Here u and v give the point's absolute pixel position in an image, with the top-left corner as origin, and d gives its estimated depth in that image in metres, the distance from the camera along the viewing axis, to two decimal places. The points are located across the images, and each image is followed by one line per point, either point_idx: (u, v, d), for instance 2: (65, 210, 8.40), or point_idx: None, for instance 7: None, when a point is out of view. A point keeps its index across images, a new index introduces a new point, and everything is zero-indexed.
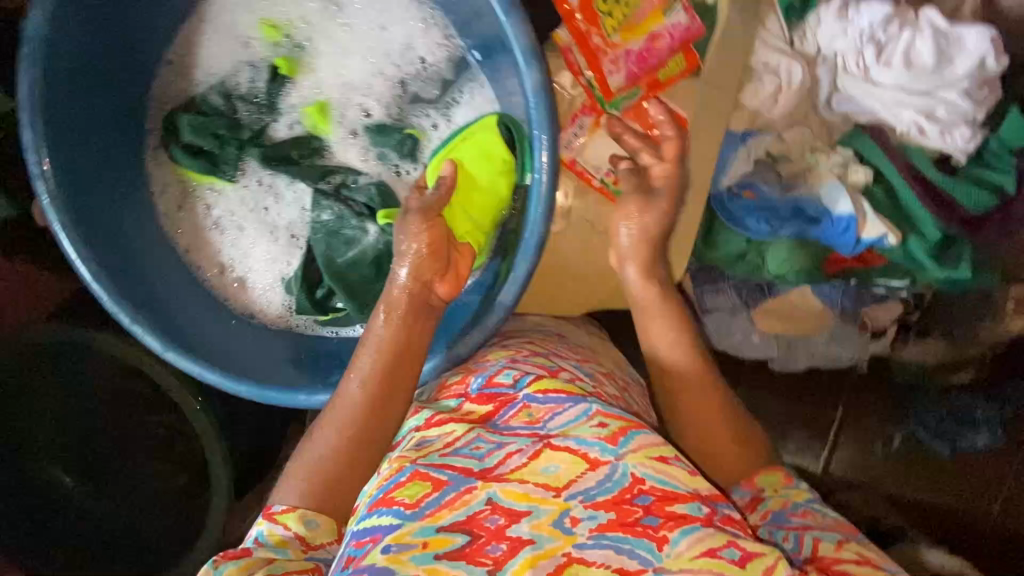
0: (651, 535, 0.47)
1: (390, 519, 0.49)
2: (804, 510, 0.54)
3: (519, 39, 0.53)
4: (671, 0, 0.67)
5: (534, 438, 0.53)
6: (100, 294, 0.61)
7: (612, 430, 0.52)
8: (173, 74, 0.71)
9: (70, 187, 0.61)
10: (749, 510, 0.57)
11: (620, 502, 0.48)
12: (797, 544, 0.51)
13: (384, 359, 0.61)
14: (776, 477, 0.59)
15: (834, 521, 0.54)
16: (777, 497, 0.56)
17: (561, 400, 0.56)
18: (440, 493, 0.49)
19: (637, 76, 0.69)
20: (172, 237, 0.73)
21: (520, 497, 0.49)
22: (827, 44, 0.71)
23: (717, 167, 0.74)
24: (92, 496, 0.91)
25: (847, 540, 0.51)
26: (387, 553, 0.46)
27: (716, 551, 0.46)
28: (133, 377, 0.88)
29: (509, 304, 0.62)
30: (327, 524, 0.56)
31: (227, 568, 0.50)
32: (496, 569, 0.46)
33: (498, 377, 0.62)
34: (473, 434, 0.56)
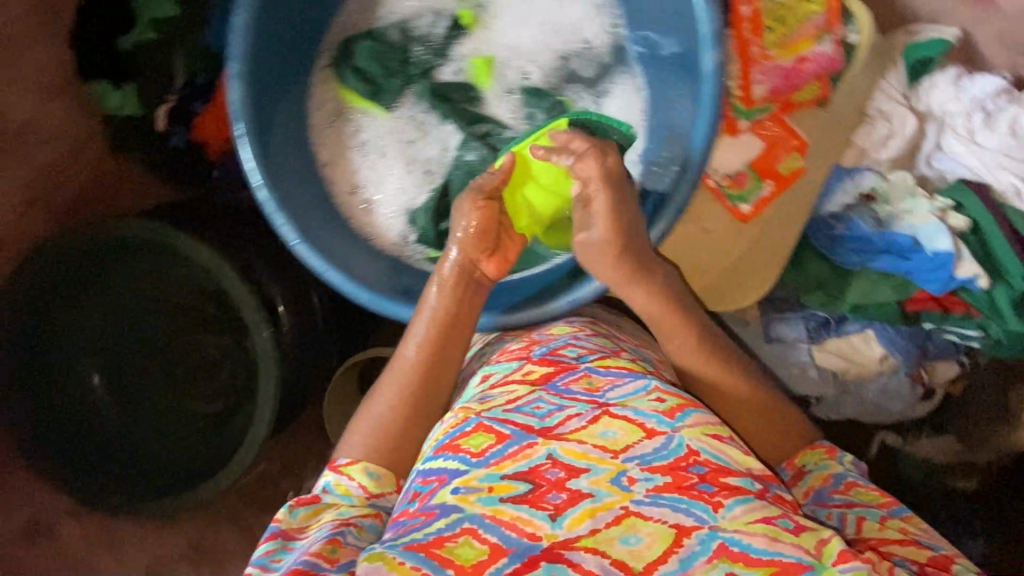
0: (707, 499, 0.49)
1: (455, 463, 0.54)
2: (846, 484, 0.60)
3: (711, 23, 0.61)
4: (822, 33, 0.76)
5: (594, 403, 0.57)
6: (253, 177, 0.67)
7: (669, 405, 0.57)
8: (359, 5, 0.79)
9: (255, 74, 0.67)
10: (794, 488, 0.62)
11: (676, 468, 0.52)
12: (841, 521, 0.56)
13: (437, 325, 0.69)
14: (816, 453, 0.64)
15: (875, 496, 0.58)
16: (819, 475, 0.62)
17: (620, 375, 0.62)
18: (503, 446, 0.54)
19: (778, 92, 0.76)
20: (318, 149, 0.78)
21: (578, 455, 0.53)
22: (940, 106, 0.79)
23: (820, 194, 0.82)
24: (109, 400, 1.11)
25: (889, 516, 0.56)
26: (456, 494, 0.51)
27: (771, 519, 0.49)
28: (201, 298, 1.11)
29: (641, 259, 0.68)
30: (388, 477, 0.62)
31: (300, 512, 0.57)
32: (556, 516, 0.49)
33: (562, 350, 0.68)
34: (534, 395, 0.60)
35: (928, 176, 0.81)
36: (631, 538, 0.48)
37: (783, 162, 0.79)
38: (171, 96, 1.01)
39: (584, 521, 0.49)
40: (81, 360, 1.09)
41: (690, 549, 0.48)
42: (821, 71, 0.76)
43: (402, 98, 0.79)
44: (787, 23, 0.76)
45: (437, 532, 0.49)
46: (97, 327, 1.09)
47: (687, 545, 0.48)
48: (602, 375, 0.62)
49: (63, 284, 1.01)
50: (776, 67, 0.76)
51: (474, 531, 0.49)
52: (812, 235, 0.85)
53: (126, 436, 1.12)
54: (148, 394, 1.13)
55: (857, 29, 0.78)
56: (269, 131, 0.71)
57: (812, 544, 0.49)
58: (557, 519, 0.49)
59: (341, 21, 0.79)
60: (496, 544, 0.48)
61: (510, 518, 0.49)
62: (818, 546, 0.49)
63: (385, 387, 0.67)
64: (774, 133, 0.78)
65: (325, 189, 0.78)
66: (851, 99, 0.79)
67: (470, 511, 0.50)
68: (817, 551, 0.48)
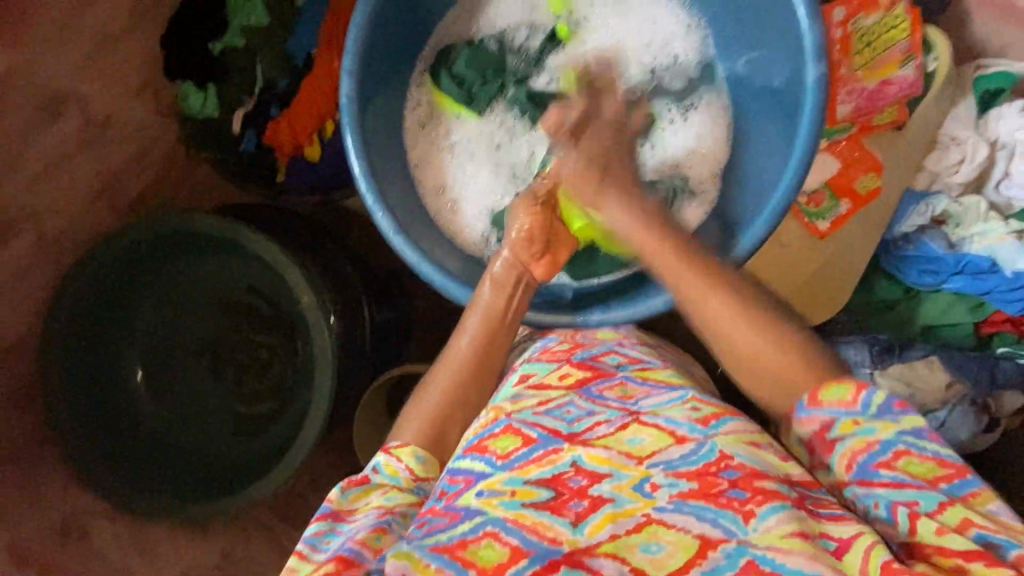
0: (736, 508, 0.48)
1: (481, 466, 0.54)
2: (897, 455, 0.51)
3: (816, 38, 0.67)
4: (907, 57, 0.80)
5: (624, 411, 0.59)
6: (354, 164, 0.75)
7: (704, 414, 0.57)
8: (460, 17, 0.88)
9: (364, 72, 0.76)
10: (832, 460, 0.54)
11: (704, 474, 0.51)
12: (891, 515, 0.49)
13: (486, 323, 0.69)
14: (846, 390, 0.55)
15: (931, 469, 0.50)
16: (860, 439, 0.53)
17: (657, 386, 0.63)
18: (530, 449, 0.54)
19: (860, 114, 0.82)
20: (412, 147, 0.87)
21: (602, 461, 0.53)
22: (1009, 134, 0.86)
23: (896, 216, 0.86)
24: (149, 394, 1.07)
25: (949, 502, 0.48)
26: (481, 496, 0.51)
27: (809, 535, 0.47)
28: (252, 294, 1.06)
29: (743, 257, 0.70)
30: (434, 462, 0.59)
31: (352, 493, 0.55)
32: (577, 522, 0.48)
33: (601, 358, 0.69)
34: (568, 399, 0.61)
35: (998, 202, 0.88)
36: (653, 546, 0.47)
37: (861, 182, 0.83)
38: (249, 98, 1.04)
39: (604, 526, 0.48)
40: (122, 360, 1.06)
41: (715, 563, 0.45)
42: (902, 95, 0.81)
43: (494, 103, 0.88)
44: (875, 48, 0.80)
45: (462, 535, 0.48)
46: (143, 326, 1.06)
47: (711, 559, 0.46)
48: (638, 385, 0.64)
49: (113, 280, 0.99)
50: (862, 88, 0.81)
51: (496, 534, 0.47)
52: (884, 255, 0.90)
53: (165, 441, 1.07)
54: (189, 398, 1.08)
55: (936, 57, 0.84)
56: (372, 126, 0.79)
57: (858, 565, 0.46)
58: (578, 526, 0.48)
59: (444, 33, 0.88)
60: (517, 546, 0.47)
61: (532, 523, 0.48)
62: (863, 565, 0.46)
63: (434, 379, 0.66)
64: (855, 154, 0.84)
65: (415, 185, 0.85)
66: (925, 124, 0.85)
67: (492, 515, 0.49)
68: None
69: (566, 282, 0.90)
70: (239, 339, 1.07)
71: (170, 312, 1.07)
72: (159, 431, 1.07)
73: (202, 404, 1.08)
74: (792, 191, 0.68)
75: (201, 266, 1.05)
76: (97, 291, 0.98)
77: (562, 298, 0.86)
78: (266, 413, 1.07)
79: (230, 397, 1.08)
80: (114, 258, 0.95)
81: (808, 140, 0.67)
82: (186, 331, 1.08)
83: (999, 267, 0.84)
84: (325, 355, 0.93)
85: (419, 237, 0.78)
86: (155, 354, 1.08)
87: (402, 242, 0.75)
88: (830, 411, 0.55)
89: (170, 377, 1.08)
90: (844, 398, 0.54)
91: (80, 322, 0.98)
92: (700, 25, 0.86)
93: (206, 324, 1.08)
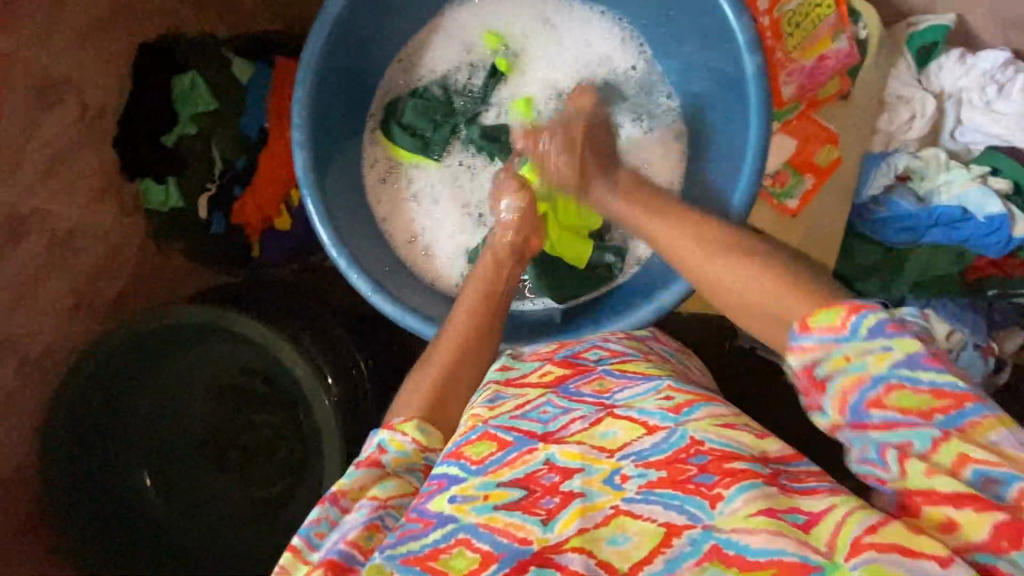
0: (704, 494, 0.47)
1: (455, 470, 0.53)
2: (887, 388, 0.47)
3: (746, 32, 0.70)
4: (837, 30, 0.82)
5: (599, 406, 0.58)
6: (322, 233, 0.75)
7: (676, 402, 0.56)
8: (401, 69, 0.89)
9: (316, 141, 0.77)
10: (824, 401, 0.50)
11: (674, 462, 0.50)
12: (881, 458, 0.46)
13: (480, 299, 0.74)
14: (836, 313, 0.50)
15: (926, 400, 0.45)
16: (850, 373, 0.48)
17: (634, 379, 0.61)
18: (504, 452, 0.54)
19: (803, 92, 0.84)
20: (375, 204, 0.88)
21: (575, 457, 0.53)
22: (952, 83, 0.89)
23: (859, 180, 0.88)
24: (163, 499, 1.05)
25: (944, 437, 0.44)
26: (453, 502, 0.50)
27: (776, 512, 0.45)
28: (248, 376, 1.04)
29: None
30: (439, 434, 0.60)
31: (356, 476, 0.55)
32: (548, 519, 0.48)
33: (585, 353, 0.68)
34: (543, 399, 0.60)
35: (956, 149, 0.90)
36: (619, 537, 0.47)
37: (820, 156, 0.86)
38: (211, 184, 1.05)
39: (573, 521, 0.48)
40: (127, 470, 1.03)
41: (679, 550, 0.45)
42: (840, 66, 0.83)
43: (449, 147, 0.89)
44: (805, 28, 0.80)
45: (433, 544, 0.48)
46: (141, 430, 1.03)
47: (676, 546, 0.46)
48: (615, 377, 0.62)
49: (101, 391, 0.96)
50: (801, 67, 0.82)
51: (467, 542, 0.48)
52: (857, 221, 0.91)
53: (187, 539, 1.05)
54: (200, 492, 1.06)
55: (865, 25, 0.86)
56: (332, 190, 0.80)
57: (828, 539, 0.44)
58: (548, 523, 0.48)
59: (386, 87, 0.89)
60: (488, 551, 0.48)
61: (502, 525, 0.49)
62: (831, 539, 0.43)
63: (427, 373, 0.66)
64: (808, 129, 0.86)
65: (387, 241, 0.86)
66: (870, 90, 0.88)
67: (464, 521, 0.49)
68: (828, 550, 0.43)
69: (554, 306, 0.90)
70: (245, 423, 1.05)
71: (170, 414, 1.04)
72: (178, 531, 1.05)
73: (215, 495, 1.06)
74: (754, 183, 0.72)
75: (187, 357, 1.02)
76: (88, 404, 0.96)
77: (551, 323, 0.86)
78: (280, 491, 1.04)
79: (243, 483, 1.06)
80: (100, 368, 0.94)
81: (760, 135, 0.71)
82: (186, 424, 1.05)
83: (971, 214, 0.86)
84: (329, 425, 0.92)
85: (400, 293, 0.78)
86: (158, 455, 1.04)
87: (381, 299, 0.75)
88: (819, 341, 0.50)
89: (175, 478, 1.05)
90: (833, 324, 0.50)
91: (78, 437, 0.96)
92: (636, 35, 0.87)
93: (204, 415, 1.05)
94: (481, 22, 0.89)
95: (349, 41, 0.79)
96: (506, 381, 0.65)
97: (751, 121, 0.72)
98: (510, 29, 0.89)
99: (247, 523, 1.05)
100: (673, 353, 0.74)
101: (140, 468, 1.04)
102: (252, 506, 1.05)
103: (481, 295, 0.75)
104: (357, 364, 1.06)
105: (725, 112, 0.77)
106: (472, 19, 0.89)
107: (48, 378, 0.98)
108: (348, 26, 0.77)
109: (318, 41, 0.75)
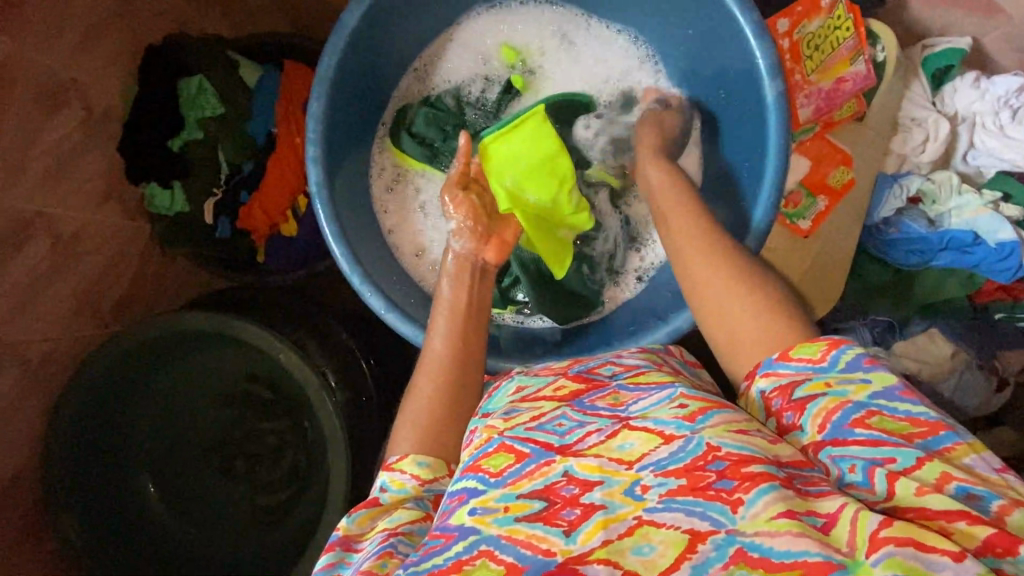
0: (724, 498, 0.47)
1: (474, 483, 0.53)
2: (867, 413, 0.50)
3: (767, 57, 0.70)
4: (856, 52, 0.81)
5: (614, 418, 0.57)
6: (334, 249, 0.74)
7: (690, 409, 0.54)
8: (414, 79, 0.89)
9: (327, 153, 0.76)
10: (802, 421, 0.53)
11: (692, 469, 0.49)
12: (869, 478, 0.47)
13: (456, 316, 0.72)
14: (817, 347, 0.55)
15: (904, 426, 0.49)
16: (832, 397, 0.52)
17: (648, 390, 0.60)
18: (522, 464, 0.53)
19: (821, 112, 0.84)
20: (383, 215, 0.87)
21: (594, 469, 0.52)
22: (966, 107, 0.90)
23: (872, 203, 0.89)
24: (167, 505, 1.04)
25: (928, 457, 0.47)
26: (473, 514, 0.50)
27: (796, 513, 0.45)
28: (252, 384, 1.03)
29: None
30: (439, 462, 0.61)
31: (358, 516, 0.56)
32: (571, 530, 0.48)
33: (599, 369, 0.68)
34: (557, 412, 0.59)
35: (967, 172, 0.92)
36: (645, 547, 0.46)
37: (832, 177, 0.87)
38: (217, 188, 1.04)
39: (597, 532, 0.48)
40: (131, 475, 1.03)
41: (705, 556, 0.45)
42: (858, 89, 0.83)
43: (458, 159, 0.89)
44: (823, 50, 0.81)
45: (456, 556, 0.48)
46: (144, 435, 1.02)
47: (702, 552, 0.45)
48: (630, 391, 0.61)
49: (103, 398, 0.96)
50: (818, 90, 0.83)
51: (490, 553, 0.48)
52: (868, 241, 0.92)
53: (191, 545, 1.05)
54: (203, 498, 1.06)
55: (884, 48, 0.86)
56: (344, 202, 0.79)
57: (846, 539, 0.44)
58: (571, 535, 0.48)
59: (401, 92, 0.88)
60: (512, 563, 0.47)
61: (525, 536, 0.48)
62: (851, 538, 0.44)
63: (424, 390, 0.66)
64: (821, 149, 0.87)
65: (395, 253, 0.86)
66: (885, 112, 0.89)
67: (485, 533, 0.49)
68: (849, 548, 0.43)
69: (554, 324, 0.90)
70: (249, 431, 1.05)
71: (172, 421, 1.04)
72: (182, 538, 1.05)
73: (220, 502, 1.06)
74: (773, 206, 0.72)
75: (194, 365, 1.02)
76: (92, 411, 0.95)
77: (557, 341, 0.87)
78: (284, 500, 1.04)
79: (247, 490, 1.05)
80: (103, 375, 0.93)
81: (778, 160, 0.71)
82: (190, 431, 1.05)
83: (981, 239, 0.87)
84: (333, 438, 0.91)
85: (412, 311, 0.78)
86: (165, 462, 1.04)
87: (394, 317, 0.75)
88: (797, 369, 0.55)
89: (178, 485, 1.05)
90: (813, 356, 0.55)
91: (82, 444, 0.96)
92: (655, 56, 0.88)
93: (209, 422, 1.05)
94: (497, 35, 0.88)
95: (365, 52, 0.78)
96: (522, 398, 0.64)
97: (769, 147, 0.72)
98: (526, 44, 0.88)
99: (249, 531, 1.05)
100: (686, 368, 0.72)
101: (144, 475, 1.04)
102: (255, 512, 1.05)
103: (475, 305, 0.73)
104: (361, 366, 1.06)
105: (741, 139, 0.78)
106: (489, 30, 0.88)
107: (50, 383, 0.97)
108: (363, 36, 0.76)
109: (335, 54, 0.74)
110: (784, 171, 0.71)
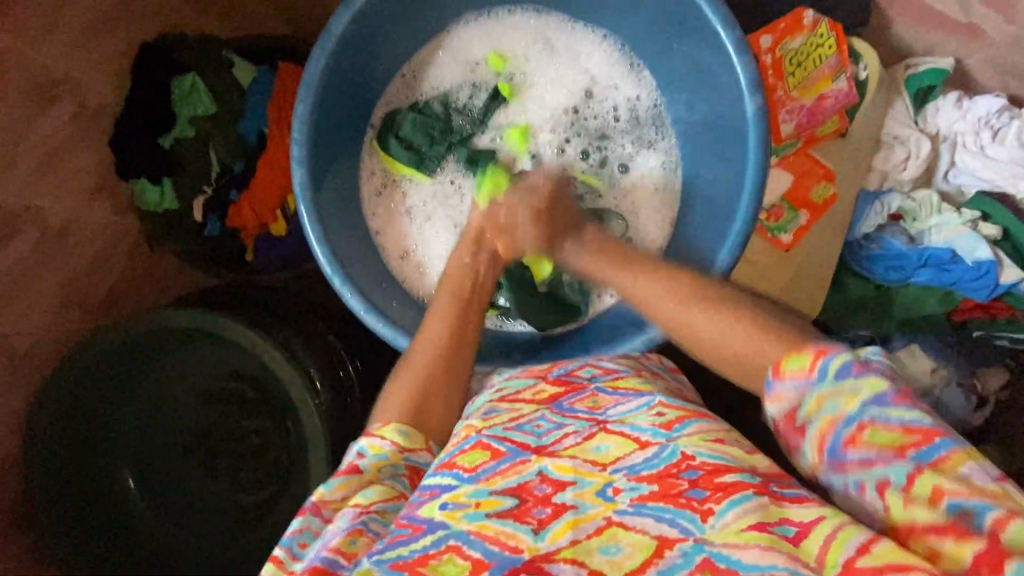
0: (695, 508, 0.47)
1: (448, 479, 0.52)
2: (858, 426, 0.46)
3: (747, 73, 0.71)
4: (838, 70, 0.85)
5: (592, 421, 0.58)
6: (317, 250, 0.75)
7: (667, 418, 0.56)
8: (402, 84, 0.90)
9: (313, 152, 0.77)
10: (804, 444, 0.50)
11: (664, 477, 0.50)
12: (863, 497, 0.46)
13: (456, 302, 0.73)
14: (804, 358, 0.51)
15: (896, 436, 0.45)
16: (824, 417, 0.48)
17: (627, 395, 0.62)
18: (496, 462, 0.54)
19: (803, 128, 0.88)
20: (368, 215, 0.88)
21: (568, 470, 0.53)
22: (947, 126, 0.93)
23: (854, 218, 0.92)
24: (147, 501, 1.04)
25: (918, 471, 0.43)
26: (444, 509, 0.50)
27: (767, 525, 0.45)
28: (235, 381, 1.02)
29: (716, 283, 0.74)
30: (419, 435, 0.61)
31: (334, 483, 0.56)
32: (540, 528, 0.48)
33: (578, 371, 0.69)
34: (537, 414, 0.61)
35: (949, 190, 0.94)
36: (612, 547, 0.46)
37: (815, 192, 0.90)
38: (207, 187, 1.04)
39: (565, 532, 0.48)
40: (111, 469, 1.02)
41: (671, 561, 0.44)
42: (839, 106, 0.87)
43: (444, 163, 0.90)
44: (805, 67, 0.85)
45: (423, 550, 0.47)
46: (124, 429, 1.01)
47: (668, 557, 0.45)
48: (608, 395, 0.62)
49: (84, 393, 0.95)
50: (801, 106, 0.86)
51: (458, 549, 0.47)
52: (849, 257, 0.95)
53: (171, 541, 1.05)
54: (183, 493, 1.05)
55: (866, 67, 0.89)
56: (328, 203, 0.80)
57: (817, 553, 0.43)
58: (539, 533, 0.48)
59: (389, 98, 0.89)
60: (478, 560, 0.47)
61: (494, 533, 0.48)
62: (822, 553, 0.43)
63: (395, 390, 0.65)
64: (802, 166, 0.90)
65: (380, 253, 0.87)
66: (868, 130, 0.92)
67: (454, 529, 0.48)
68: (817, 563, 0.43)
69: (534, 330, 0.91)
70: (231, 423, 1.04)
71: (152, 414, 1.03)
72: (161, 534, 1.05)
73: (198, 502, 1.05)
74: (750, 218, 0.73)
75: (177, 361, 1.01)
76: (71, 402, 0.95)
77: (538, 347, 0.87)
78: (264, 499, 1.03)
79: (227, 486, 1.05)
80: (88, 371, 0.94)
81: (754, 176, 0.73)
82: (175, 425, 1.04)
83: (960, 257, 0.89)
84: (314, 437, 0.90)
85: (392, 314, 0.78)
86: (147, 459, 1.03)
87: (373, 318, 0.76)
88: (793, 386, 0.51)
89: (158, 481, 1.04)
90: (801, 369, 0.50)
91: (63, 436, 0.96)
92: (640, 64, 0.88)
93: (190, 417, 1.04)
94: (486, 44, 0.90)
95: (354, 56, 0.79)
96: (499, 398, 0.65)
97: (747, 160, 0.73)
98: (514, 52, 0.89)
99: (230, 528, 1.04)
100: (663, 372, 0.74)
101: (125, 470, 1.03)
102: (237, 510, 1.04)
103: (458, 310, 0.72)
104: (346, 366, 1.05)
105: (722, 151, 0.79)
106: (478, 38, 0.90)
107: (32, 377, 0.96)
108: (355, 39, 0.77)
109: (323, 58, 0.75)
110: (760, 184, 0.73)
